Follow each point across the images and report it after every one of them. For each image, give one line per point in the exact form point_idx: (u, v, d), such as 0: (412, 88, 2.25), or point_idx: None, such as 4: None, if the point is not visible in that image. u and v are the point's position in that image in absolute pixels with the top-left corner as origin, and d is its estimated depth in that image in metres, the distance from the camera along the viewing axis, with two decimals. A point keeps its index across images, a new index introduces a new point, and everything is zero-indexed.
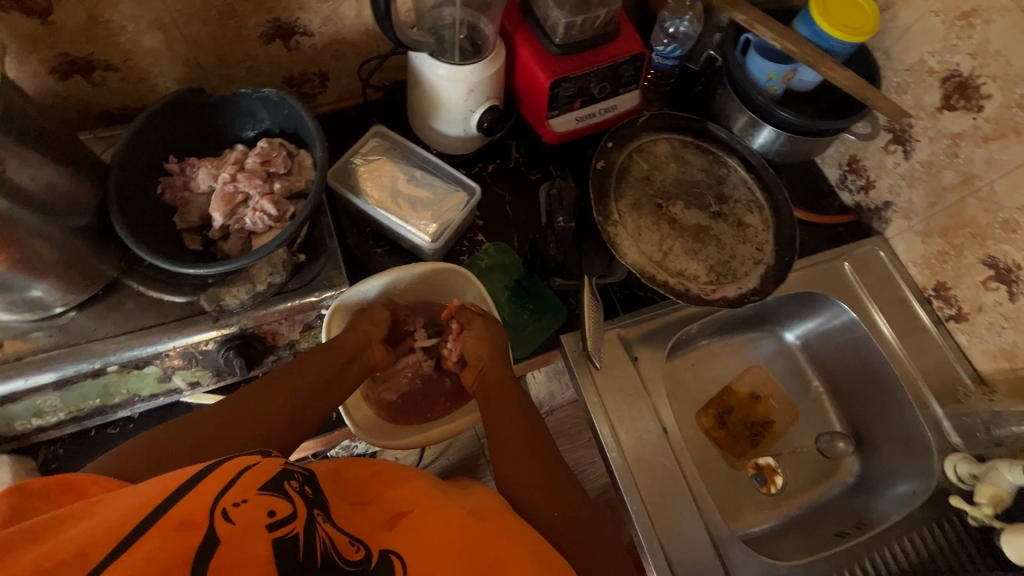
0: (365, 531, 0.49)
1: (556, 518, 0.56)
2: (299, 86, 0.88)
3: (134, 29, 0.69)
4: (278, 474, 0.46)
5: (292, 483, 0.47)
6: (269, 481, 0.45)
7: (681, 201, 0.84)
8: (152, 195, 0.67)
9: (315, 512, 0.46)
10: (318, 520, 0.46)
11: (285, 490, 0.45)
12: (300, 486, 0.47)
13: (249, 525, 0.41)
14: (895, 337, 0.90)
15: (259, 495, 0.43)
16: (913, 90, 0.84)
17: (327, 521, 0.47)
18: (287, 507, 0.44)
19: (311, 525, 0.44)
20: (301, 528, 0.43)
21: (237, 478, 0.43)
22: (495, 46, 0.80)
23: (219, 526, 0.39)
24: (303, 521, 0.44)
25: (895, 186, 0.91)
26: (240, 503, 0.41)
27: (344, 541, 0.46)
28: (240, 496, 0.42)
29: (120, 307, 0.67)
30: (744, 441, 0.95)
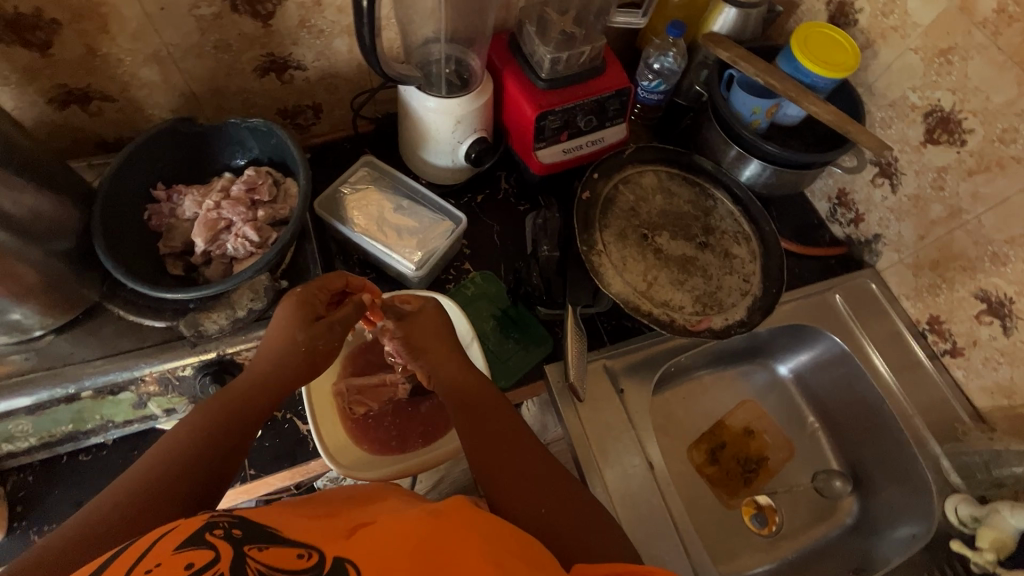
0: (321, 537, 0.45)
1: (545, 514, 0.52)
2: (292, 118, 0.90)
3: (132, 62, 0.71)
4: (202, 527, 0.42)
5: (217, 529, 0.42)
6: (190, 535, 0.41)
7: (667, 231, 0.84)
8: (138, 222, 0.68)
9: (247, 547, 0.41)
10: (249, 551, 0.40)
11: (207, 539, 0.41)
12: (232, 526, 0.43)
13: None
14: (889, 373, 0.88)
15: (175, 554, 0.39)
16: (896, 125, 0.85)
17: (265, 548, 0.41)
18: (209, 555, 0.39)
19: (241, 560, 0.40)
20: (227, 566, 0.39)
21: (150, 548, 0.40)
22: (482, 80, 0.82)
23: None
24: (230, 562, 0.39)
25: (884, 219, 0.91)
26: (152, 569, 0.38)
27: (290, 553, 0.42)
28: (154, 561, 0.39)
29: (99, 331, 0.67)
30: (738, 478, 0.92)
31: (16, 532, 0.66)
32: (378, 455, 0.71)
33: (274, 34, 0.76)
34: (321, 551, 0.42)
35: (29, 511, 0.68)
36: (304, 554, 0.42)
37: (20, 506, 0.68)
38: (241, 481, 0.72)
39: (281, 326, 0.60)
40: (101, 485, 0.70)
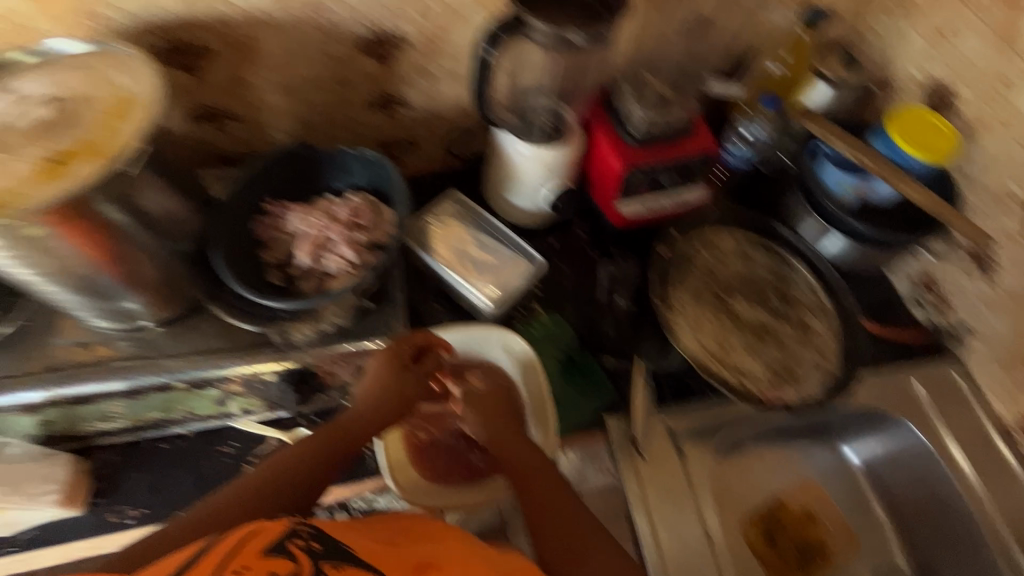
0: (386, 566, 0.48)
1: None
2: (390, 150, 0.96)
3: (263, 88, 0.79)
4: (285, 535, 0.47)
5: (299, 541, 0.46)
6: (275, 542, 0.46)
7: (742, 296, 0.83)
8: (246, 229, 0.74)
9: (324, 563, 0.45)
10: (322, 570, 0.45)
11: (289, 549, 0.46)
12: (312, 539, 0.47)
13: None
14: (970, 470, 0.83)
15: (262, 560, 0.44)
16: (996, 216, 0.82)
17: (338, 567, 0.46)
18: (289, 567, 0.44)
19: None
20: None
21: (242, 545, 0.45)
22: (573, 131, 0.85)
23: None
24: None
25: (975, 310, 0.87)
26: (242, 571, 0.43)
27: None
28: (244, 563, 0.44)
29: (197, 328, 0.72)
30: (794, 564, 0.87)
31: (96, 508, 0.70)
32: (433, 481, 0.72)
33: (390, 74, 0.83)
34: None
35: (108, 489, 0.72)
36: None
37: (101, 483, 0.72)
38: None
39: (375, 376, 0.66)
40: (175, 475, 0.73)
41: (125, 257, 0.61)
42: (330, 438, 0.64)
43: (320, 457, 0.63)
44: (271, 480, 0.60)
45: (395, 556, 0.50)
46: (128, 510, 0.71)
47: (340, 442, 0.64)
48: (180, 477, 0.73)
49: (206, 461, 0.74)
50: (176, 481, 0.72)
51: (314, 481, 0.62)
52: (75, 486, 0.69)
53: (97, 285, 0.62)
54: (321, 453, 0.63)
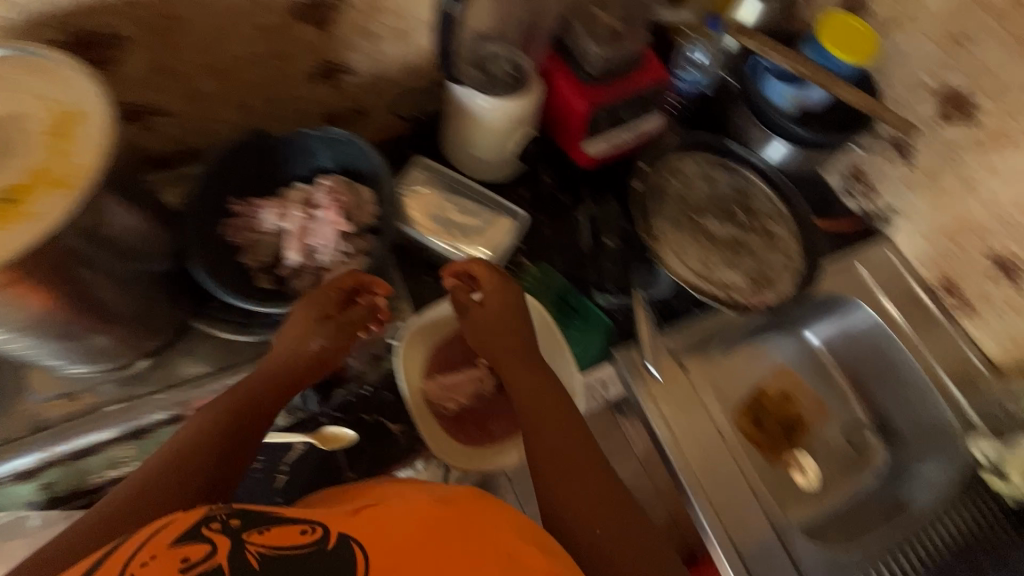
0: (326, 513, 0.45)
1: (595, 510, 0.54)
2: (337, 124, 0.90)
3: (193, 76, 0.70)
4: (198, 521, 0.41)
5: (215, 521, 0.41)
6: (187, 529, 0.40)
7: (713, 216, 0.90)
8: (218, 237, 0.67)
9: (247, 535, 0.41)
10: (248, 541, 0.40)
11: (204, 533, 0.40)
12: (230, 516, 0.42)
13: None
14: (913, 333, 0.97)
15: (172, 549, 0.38)
16: (911, 105, 0.92)
17: (267, 530, 0.41)
18: (205, 548, 0.39)
19: (239, 550, 0.40)
20: (225, 557, 0.39)
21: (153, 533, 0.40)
22: (533, 77, 0.83)
23: None
24: (227, 552, 0.39)
25: (898, 192, 0.99)
26: (147, 563, 0.37)
27: (294, 531, 0.42)
28: (150, 553, 0.38)
29: (195, 350, 0.68)
30: (781, 438, 1.00)
31: None
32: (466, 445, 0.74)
33: (331, 41, 0.76)
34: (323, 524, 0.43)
35: None
36: (307, 531, 0.42)
37: None
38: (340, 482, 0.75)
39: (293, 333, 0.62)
40: None
41: (112, 294, 0.56)
42: (260, 375, 0.60)
43: (251, 395, 0.58)
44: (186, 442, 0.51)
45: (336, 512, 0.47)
46: None
47: (248, 403, 0.57)
48: None
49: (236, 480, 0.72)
50: None
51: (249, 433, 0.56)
52: None
53: (80, 342, 0.57)
54: (253, 397, 0.58)
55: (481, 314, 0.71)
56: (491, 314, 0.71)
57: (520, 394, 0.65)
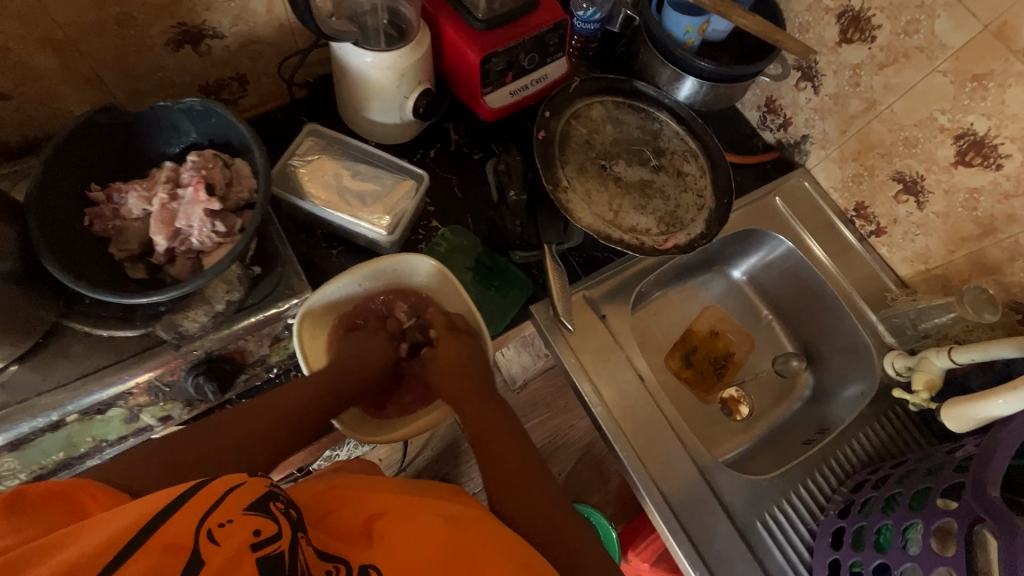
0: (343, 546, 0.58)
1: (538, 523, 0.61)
2: (217, 94, 0.84)
3: (24, 50, 0.63)
4: (265, 494, 0.52)
5: (278, 502, 0.52)
6: (256, 500, 0.50)
7: (623, 159, 0.88)
8: (81, 229, 0.63)
9: (298, 533, 0.52)
10: (299, 540, 0.52)
11: (270, 509, 0.51)
12: (287, 505, 0.53)
13: (234, 543, 0.47)
14: (828, 258, 0.99)
15: (244, 514, 0.49)
16: (814, 29, 0.91)
17: (307, 542, 0.53)
18: (272, 527, 0.50)
19: (295, 544, 0.51)
20: (284, 544, 0.49)
21: (224, 499, 0.49)
22: (417, 28, 0.78)
23: (205, 544, 0.46)
24: (287, 540, 0.50)
25: (809, 120, 0.99)
26: (226, 524, 0.47)
27: (321, 566, 0.53)
28: (226, 517, 0.48)
29: (69, 351, 0.63)
30: (710, 376, 1.03)
31: None
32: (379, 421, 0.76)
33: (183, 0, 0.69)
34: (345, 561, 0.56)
35: None
36: (333, 569, 0.54)
37: None
38: None
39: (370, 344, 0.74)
40: None
41: None
42: (293, 401, 0.65)
43: (292, 417, 0.65)
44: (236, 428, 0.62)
45: (344, 528, 0.60)
46: None
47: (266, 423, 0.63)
48: None
49: None
50: None
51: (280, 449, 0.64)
52: None
53: None
54: (280, 421, 0.64)
55: (443, 352, 0.73)
56: (443, 354, 0.73)
57: (473, 435, 0.69)
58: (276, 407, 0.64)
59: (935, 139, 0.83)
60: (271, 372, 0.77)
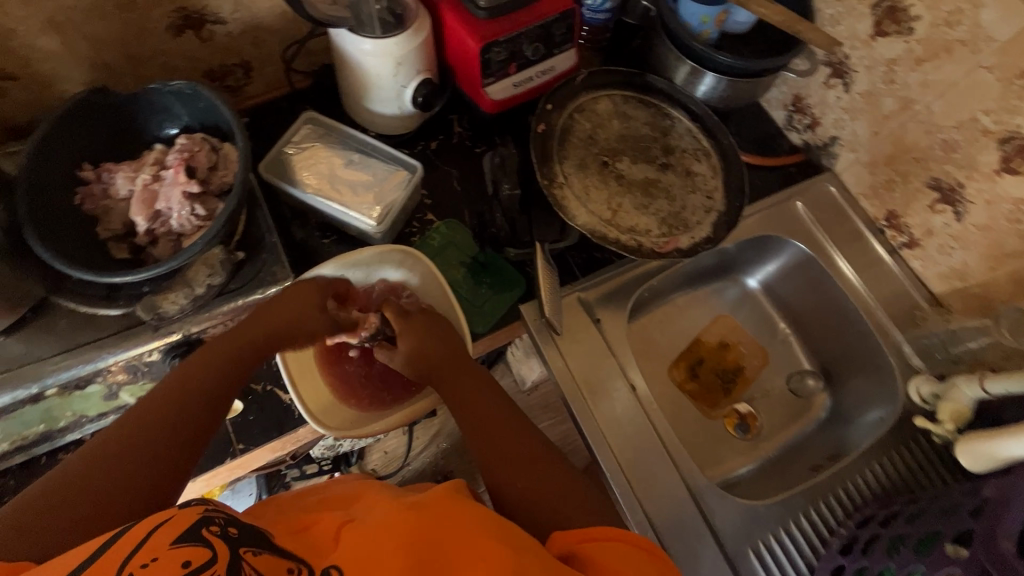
0: (313, 554, 0.47)
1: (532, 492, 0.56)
2: (221, 80, 0.84)
3: (27, 32, 0.65)
4: (198, 522, 0.44)
5: (213, 526, 0.44)
6: (185, 531, 0.43)
7: (627, 156, 0.84)
8: (69, 206, 0.64)
9: (243, 550, 0.43)
10: (245, 557, 0.43)
11: (203, 536, 0.43)
12: (227, 524, 0.45)
13: None
14: (854, 274, 0.90)
15: (172, 549, 0.42)
16: (846, 21, 0.84)
17: (260, 554, 0.44)
18: (206, 554, 0.42)
19: (236, 562, 0.42)
20: (223, 567, 0.41)
21: (147, 539, 0.42)
22: (417, 16, 0.76)
23: None
24: (226, 563, 0.42)
25: (839, 120, 0.91)
26: (149, 563, 0.41)
27: (281, 566, 0.44)
28: (150, 555, 0.41)
29: (53, 327, 0.64)
30: (717, 390, 0.96)
31: None
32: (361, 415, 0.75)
33: None
34: (310, 564, 0.45)
35: None
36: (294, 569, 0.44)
37: None
38: (234, 456, 0.75)
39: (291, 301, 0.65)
40: None
41: None
42: (206, 373, 0.59)
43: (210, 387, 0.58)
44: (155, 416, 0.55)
45: (320, 537, 0.49)
46: None
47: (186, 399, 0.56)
48: None
49: None
50: None
51: (211, 420, 0.57)
52: None
53: None
54: (202, 384, 0.58)
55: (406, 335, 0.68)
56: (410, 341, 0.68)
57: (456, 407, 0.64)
58: (190, 383, 0.58)
59: (977, 142, 0.75)
60: None
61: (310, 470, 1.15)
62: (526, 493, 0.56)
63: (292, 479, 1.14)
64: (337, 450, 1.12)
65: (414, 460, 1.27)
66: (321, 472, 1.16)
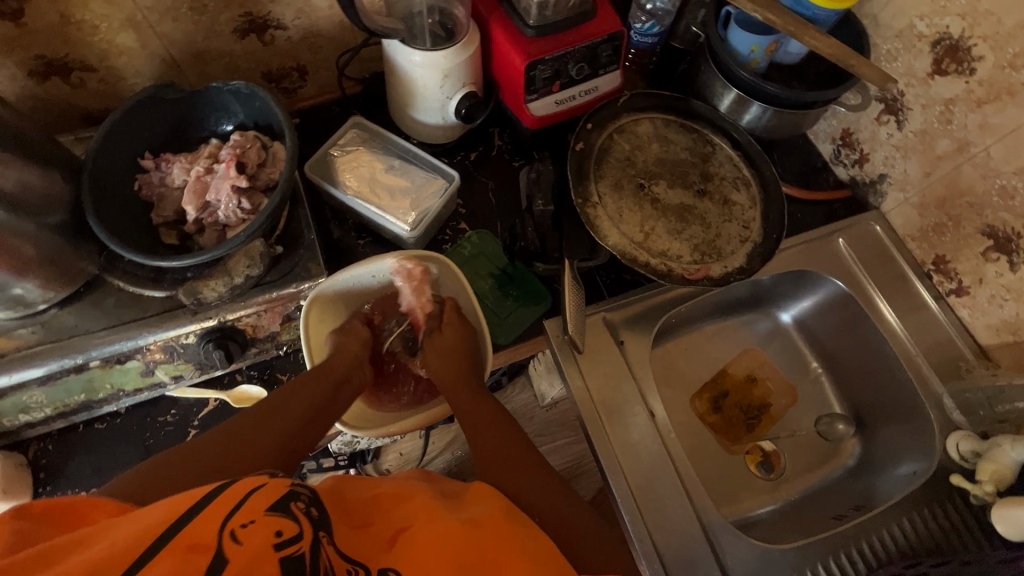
0: (361, 549, 0.49)
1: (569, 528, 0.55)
2: (278, 82, 0.89)
3: (108, 28, 0.70)
4: (286, 495, 0.48)
5: (299, 503, 0.48)
6: (278, 500, 0.46)
7: (664, 180, 0.83)
8: (128, 191, 0.69)
9: (321, 534, 0.47)
10: (322, 542, 0.46)
11: (291, 510, 0.46)
12: (309, 503, 0.49)
13: (258, 546, 0.42)
14: (895, 318, 0.87)
15: (267, 515, 0.44)
16: (903, 57, 0.81)
17: (333, 543, 0.47)
18: (294, 528, 0.45)
19: (316, 546, 0.45)
20: (307, 547, 0.45)
21: (246, 500, 0.44)
22: (467, 30, 0.78)
23: (227, 546, 0.41)
24: (309, 541, 0.45)
25: (889, 158, 0.88)
26: (248, 525, 0.43)
27: (342, 564, 0.46)
28: (249, 517, 0.43)
29: (101, 303, 0.68)
30: (741, 426, 0.93)
31: (42, 497, 0.72)
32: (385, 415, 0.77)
33: None
34: (366, 563, 0.48)
35: (51, 477, 0.73)
36: (353, 569, 0.46)
37: (42, 472, 0.73)
38: None
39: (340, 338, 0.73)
40: (120, 452, 0.74)
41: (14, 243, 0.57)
42: (288, 398, 0.63)
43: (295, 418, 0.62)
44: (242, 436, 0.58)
45: (375, 536, 0.51)
46: (75, 492, 0.72)
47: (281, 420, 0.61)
48: (124, 453, 0.74)
49: (148, 432, 0.75)
50: (123, 458, 0.74)
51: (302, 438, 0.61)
52: (11, 481, 0.69)
53: None
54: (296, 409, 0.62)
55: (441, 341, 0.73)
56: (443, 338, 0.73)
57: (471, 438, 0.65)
58: (273, 407, 0.62)
59: None
60: (281, 349, 0.79)
61: (327, 463, 1.17)
62: (555, 522, 0.56)
63: (310, 471, 1.16)
64: (355, 447, 1.14)
65: (429, 464, 1.28)
66: (338, 466, 1.18)
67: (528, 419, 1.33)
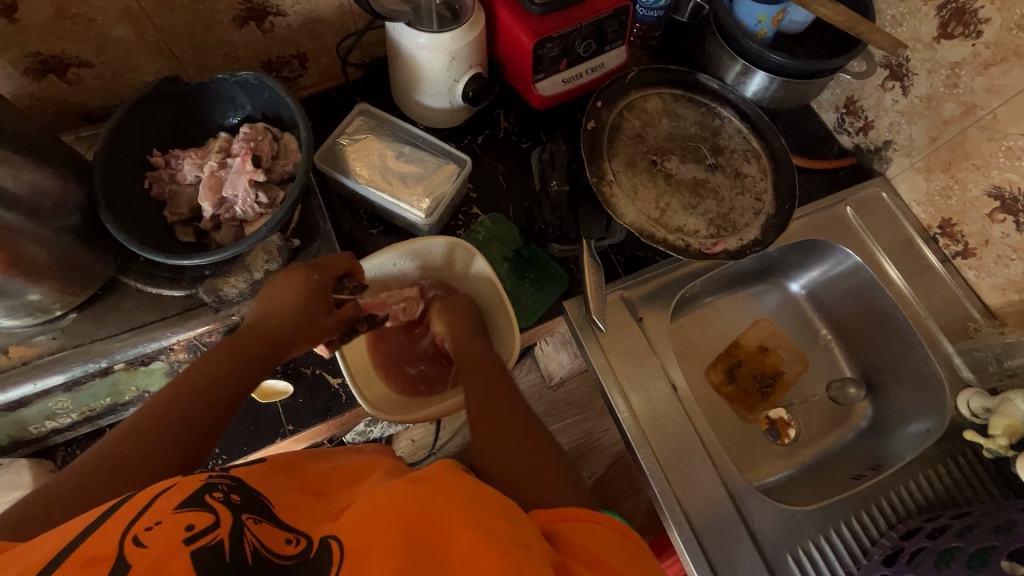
0: (307, 522, 0.46)
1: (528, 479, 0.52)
2: (278, 71, 0.86)
3: (103, 21, 0.67)
4: (200, 489, 0.43)
5: (216, 493, 0.44)
6: (188, 497, 0.42)
7: (676, 155, 0.83)
8: (141, 191, 0.67)
9: (245, 516, 0.43)
10: (246, 523, 0.42)
11: (207, 502, 0.42)
12: (229, 491, 0.45)
13: (163, 544, 0.38)
14: (902, 280, 0.89)
15: (176, 513, 0.40)
16: (908, 22, 0.81)
17: (260, 522, 0.44)
18: (210, 518, 0.41)
19: (238, 529, 0.41)
20: (226, 532, 0.40)
21: (154, 502, 0.41)
22: (473, 10, 0.77)
23: (129, 553, 0.37)
24: (229, 527, 0.41)
25: (895, 124, 0.89)
26: (153, 527, 0.39)
27: (279, 538, 0.43)
28: (154, 519, 0.39)
29: (120, 306, 0.67)
30: (755, 395, 0.96)
31: None
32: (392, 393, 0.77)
33: None
34: (307, 535, 0.44)
35: None
36: (292, 539, 0.44)
37: None
38: (282, 436, 0.77)
39: (284, 291, 0.63)
40: None
41: (34, 247, 0.56)
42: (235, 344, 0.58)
43: (208, 390, 0.53)
44: (148, 427, 0.48)
45: (321, 510, 0.48)
46: None
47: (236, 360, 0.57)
48: None
49: None
50: None
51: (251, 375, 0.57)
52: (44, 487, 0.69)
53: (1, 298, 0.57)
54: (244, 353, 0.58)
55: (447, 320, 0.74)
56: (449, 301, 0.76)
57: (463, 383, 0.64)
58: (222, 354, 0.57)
59: None
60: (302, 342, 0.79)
61: None
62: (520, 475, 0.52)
63: None
64: (370, 435, 1.15)
65: (443, 448, 1.30)
66: None
67: (538, 399, 1.35)
